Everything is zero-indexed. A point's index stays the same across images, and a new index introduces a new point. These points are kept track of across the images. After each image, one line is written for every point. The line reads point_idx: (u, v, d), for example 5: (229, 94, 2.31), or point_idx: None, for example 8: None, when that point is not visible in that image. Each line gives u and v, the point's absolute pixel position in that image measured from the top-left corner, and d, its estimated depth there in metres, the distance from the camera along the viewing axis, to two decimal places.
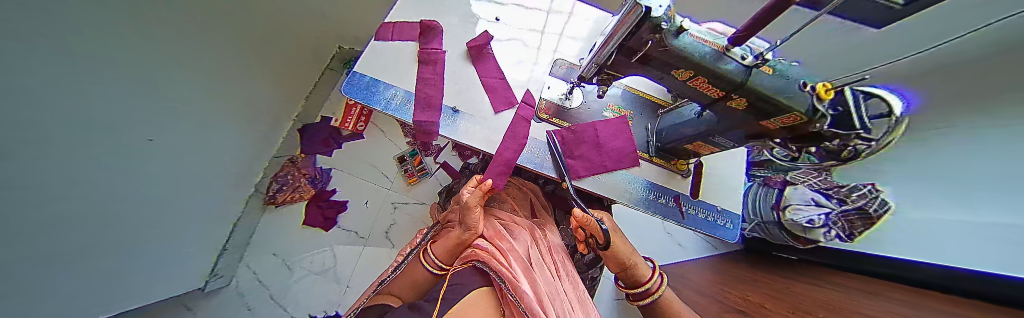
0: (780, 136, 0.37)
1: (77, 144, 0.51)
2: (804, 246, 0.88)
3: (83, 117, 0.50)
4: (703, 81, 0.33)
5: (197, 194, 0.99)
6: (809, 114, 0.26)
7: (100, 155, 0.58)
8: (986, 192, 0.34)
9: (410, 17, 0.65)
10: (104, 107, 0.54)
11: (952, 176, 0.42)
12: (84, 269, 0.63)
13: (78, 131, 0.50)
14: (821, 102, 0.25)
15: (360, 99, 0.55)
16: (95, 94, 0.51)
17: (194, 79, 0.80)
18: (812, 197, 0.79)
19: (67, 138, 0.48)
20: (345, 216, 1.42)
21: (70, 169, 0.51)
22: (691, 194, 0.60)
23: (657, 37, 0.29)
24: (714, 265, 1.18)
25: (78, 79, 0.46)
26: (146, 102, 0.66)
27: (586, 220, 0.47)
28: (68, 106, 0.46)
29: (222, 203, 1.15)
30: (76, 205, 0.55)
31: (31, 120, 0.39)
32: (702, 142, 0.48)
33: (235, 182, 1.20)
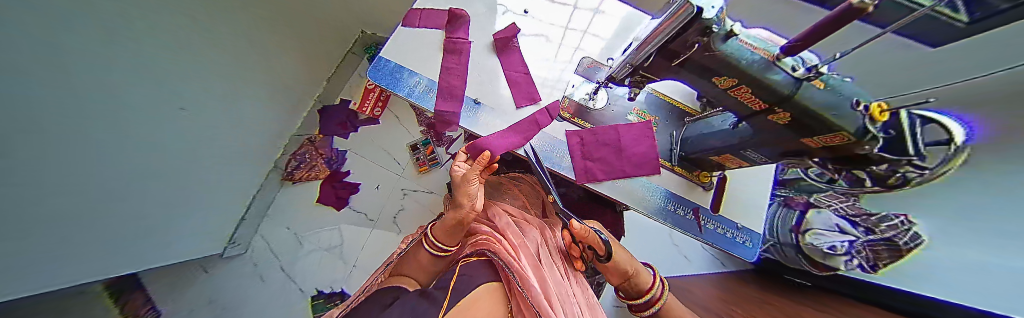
0: (820, 155, 0.35)
1: (79, 121, 0.52)
2: (821, 272, 0.85)
3: (85, 95, 0.51)
4: (746, 91, 0.31)
5: (217, 169, 1.05)
6: (858, 134, 0.25)
7: (106, 128, 0.59)
8: (1013, 235, 0.33)
9: (439, 4, 0.65)
10: (105, 85, 0.54)
11: (982, 220, 0.39)
12: (91, 235, 0.66)
13: (78, 109, 0.51)
14: (874, 123, 0.24)
15: (385, 85, 0.56)
16: (94, 74, 0.51)
17: (203, 74, 0.82)
18: (836, 223, 0.76)
19: (69, 115, 0.49)
20: (356, 197, 1.46)
21: (72, 145, 0.52)
22: (711, 208, 0.58)
23: (704, 40, 0.28)
24: (720, 281, 1.16)
25: (75, 60, 0.46)
26: (157, 81, 0.67)
27: (585, 232, 0.48)
28: (66, 86, 0.46)
29: (241, 176, 1.20)
30: (78, 177, 0.57)
31: (22, 103, 0.39)
32: (731, 155, 0.47)
33: (254, 156, 1.25)
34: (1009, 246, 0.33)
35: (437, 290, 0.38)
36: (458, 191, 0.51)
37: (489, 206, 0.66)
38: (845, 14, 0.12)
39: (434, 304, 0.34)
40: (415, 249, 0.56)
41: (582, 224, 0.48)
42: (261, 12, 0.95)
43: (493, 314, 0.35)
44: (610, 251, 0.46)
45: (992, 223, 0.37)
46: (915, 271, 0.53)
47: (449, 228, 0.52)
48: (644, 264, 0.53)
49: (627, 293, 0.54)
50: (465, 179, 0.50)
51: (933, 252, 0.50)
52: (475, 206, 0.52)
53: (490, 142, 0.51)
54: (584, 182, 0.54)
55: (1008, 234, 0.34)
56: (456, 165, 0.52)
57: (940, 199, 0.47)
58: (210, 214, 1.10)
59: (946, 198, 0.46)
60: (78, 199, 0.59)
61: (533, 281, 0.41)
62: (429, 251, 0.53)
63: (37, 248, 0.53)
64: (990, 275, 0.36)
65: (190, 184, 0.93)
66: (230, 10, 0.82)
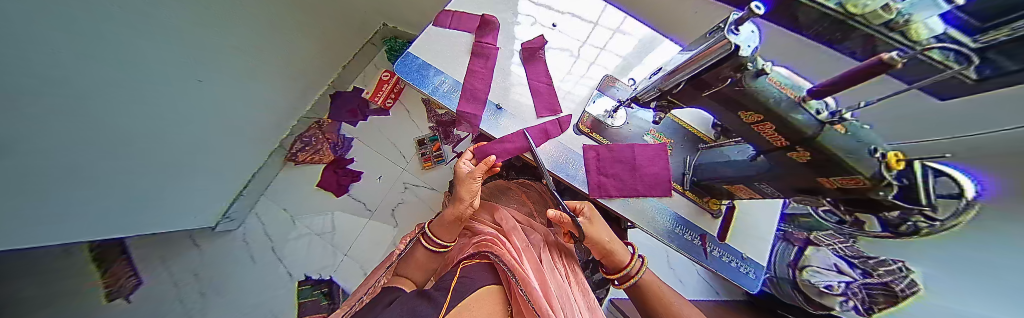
0: (832, 195, 0.36)
1: (84, 103, 0.54)
2: (816, 310, 0.87)
3: (96, 82, 0.54)
4: (770, 127, 0.32)
5: (218, 148, 1.04)
6: (874, 180, 0.26)
7: (120, 101, 0.62)
8: (1000, 296, 0.33)
9: (472, 9, 0.67)
10: (116, 65, 0.57)
11: (973, 278, 0.39)
12: (85, 202, 0.67)
13: (89, 93, 0.53)
14: (889, 171, 0.25)
15: (411, 80, 0.57)
16: (100, 59, 0.52)
17: (218, 56, 0.84)
18: (835, 263, 0.79)
19: (73, 97, 0.51)
20: (357, 186, 1.45)
21: (78, 123, 0.54)
22: (719, 236, 0.58)
23: (738, 76, 0.29)
24: (719, 310, 1.13)
25: (95, 47, 0.49)
26: (169, 61, 0.69)
27: (562, 217, 0.49)
28: (73, 70, 0.48)
29: (244, 154, 1.21)
30: (77, 148, 0.58)
31: (23, 88, 0.41)
32: (743, 187, 0.48)
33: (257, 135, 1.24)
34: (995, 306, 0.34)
35: (437, 291, 0.37)
36: (457, 189, 0.50)
37: (494, 208, 0.66)
38: (877, 67, 0.12)
39: (435, 303, 0.33)
40: (409, 248, 0.54)
41: (558, 208, 0.50)
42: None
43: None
44: (583, 230, 0.48)
45: (971, 273, 0.40)
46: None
47: (447, 225, 0.50)
48: (622, 241, 0.53)
49: (607, 268, 0.53)
50: (469, 177, 0.49)
51: (930, 302, 0.49)
52: (473, 203, 0.51)
53: (494, 148, 0.53)
54: (596, 196, 0.54)
55: (998, 296, 0.34)
56: (460, 162, 0.52)
57: (940, 256, 0.47)
58: (207, 191, 1.10)
59: (937, 250, 0.47)
60: (70, 166, 0.59)
61: (533, 283, 0.41)
62: (426, 248, 0.51)
63: (15, 210, 0.53)
64: None
65: (189, 159, 0.94)
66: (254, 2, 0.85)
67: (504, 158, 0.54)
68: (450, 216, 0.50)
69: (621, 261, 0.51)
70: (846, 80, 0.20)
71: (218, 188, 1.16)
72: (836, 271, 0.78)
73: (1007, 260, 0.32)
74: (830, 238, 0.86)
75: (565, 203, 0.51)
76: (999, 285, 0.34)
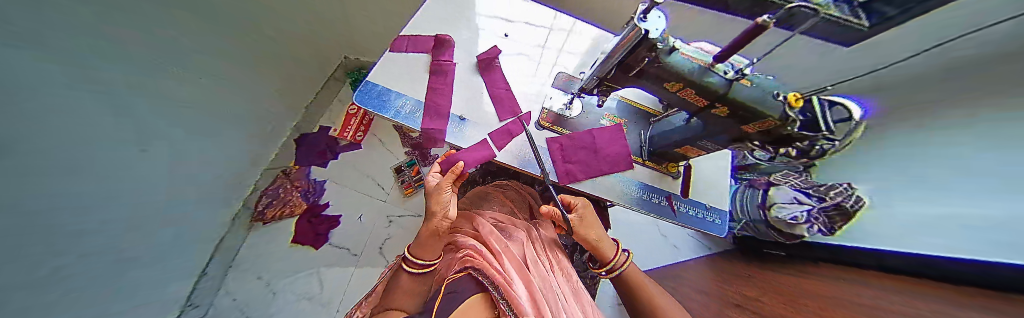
0: (757, 138, 0.43)
1: (36, 166, 0.44)
2: (788, 239, 1.04)
3: (43, 140, 0.44)
4: (691, 93, 0.37)
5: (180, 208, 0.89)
6: (783, 118, 0.34)
7: (64, 167, 0.50)
8: (965, 191, 0.41)
9: (424, 30, 0.68)
10: (64, 121, 0.47)
11: (929, 177, 0.49)
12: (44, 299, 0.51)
13: (37, 155, 0.44)
14: (792, 109, 0.33)
15: (372, 108, 0.56)
16: (49, 112, 0.43)
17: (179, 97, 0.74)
18: (793, 195, 0.94)
19: (39, 146, 0.44)
20: (337, 231, 1.37)
21: (30, 189, 0.44)
22: (681, 194, 0.64)
23: (653, 55, 0.33)
24: (718, 273, 1.19)
25: (43, 91, 0.41)
26: (120, 112, 0.59)
27: (553, 213, 0.53)
28: (24, 126, 0.39)
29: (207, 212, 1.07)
30: (38, 222, 0.48)
31: None
32: (689, 147, 0.54)
33: (225, 189, 1.13)
34: (959, 198, 0.42)
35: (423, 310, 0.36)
36: (430, 202, 0.51)
37: (473, 217, 0.67)
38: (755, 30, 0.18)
39: (422, 313, 0.32)
40: (395, 277, 0.52)
41: (548, 207, 0.53)
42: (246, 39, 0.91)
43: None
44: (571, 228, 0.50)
45: (924, 177, 0.50)
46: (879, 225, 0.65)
47: (426, 242, 0.51)
48: (604, 229, 0.54)
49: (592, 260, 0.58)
50: (437, 188, 0.51)
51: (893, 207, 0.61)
52: (447, 214, 0.53)
53: (461, 156, 0.55)
54: (567, 183, 0.57)
55: (960, 190, 0.42)
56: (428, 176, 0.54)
57: (897, 163, 0.58)
58: (174, 261, 0.96)
59: (897, 160, 0.58)
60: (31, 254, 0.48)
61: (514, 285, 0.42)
62: (408, 272, 0.51)
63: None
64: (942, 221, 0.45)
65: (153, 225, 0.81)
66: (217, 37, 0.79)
67: (473, 167, 0.54)
68: (427, 232, 0.51)
69: (607, 256, 0.53)
70: (733, 38, 0.23)
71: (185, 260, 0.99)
72: (795, 203, 0.93)
73: (967, 154, 0.41)
74: (789, 177, 1.00)
75: (557, 198, 0.53)
76: (959, 181, 0.42)
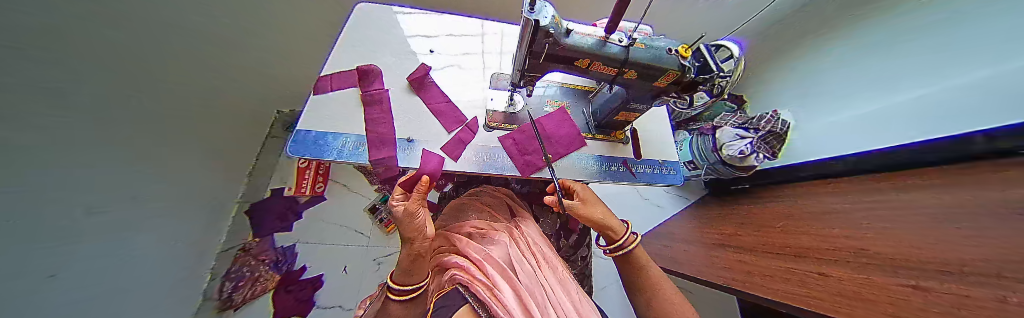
0: (671, 90, 0.48)
1: (38, 267, 0.40)
2: (748, 172, 1.20)
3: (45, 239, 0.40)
4: (598, 65, 0.41)
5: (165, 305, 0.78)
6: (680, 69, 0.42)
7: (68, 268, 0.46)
8: (959, 79, 0.60)
9: (346, 64, 0.66)
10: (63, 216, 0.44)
11: (917, 76, 0.72)
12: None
13: (39, 257, 0.40)
14: (685, 59, 0.42)
15: (312, 156, 0.53)
16: (51, 206, 0.40)
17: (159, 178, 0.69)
18: (736, 133, 1.16)
19: (39, 247, 0.40)
20: (324, 290, 1.21)
21: (38, 295, 0.40)
22: (635, 156, 0.69)
23: (551, 40, 0.37)
24: (702, 219, 1.26)
25: (40, 183, 0.38)
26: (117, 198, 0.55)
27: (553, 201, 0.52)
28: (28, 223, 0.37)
29: (180, 305, 0.90)
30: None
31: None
32: (625, 112, 0.58)
33: (198, 276, 0.98)
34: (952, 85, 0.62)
35: None
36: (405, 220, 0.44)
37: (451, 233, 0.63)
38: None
39: None
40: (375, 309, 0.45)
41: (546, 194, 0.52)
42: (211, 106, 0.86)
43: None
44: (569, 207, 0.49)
45: (907, 77, 0.75)
46: (848, 123, 0.92)
47: (410, 265, 0.41)
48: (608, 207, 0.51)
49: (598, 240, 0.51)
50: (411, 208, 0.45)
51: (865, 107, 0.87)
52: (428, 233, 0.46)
53: (427, 168, 0.53)
54: (528, 174, 0.59)
55: (954, 79, 0.61)
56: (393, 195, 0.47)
57: (891, 69, 0.80)
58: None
59: (890, 67, 0.81)
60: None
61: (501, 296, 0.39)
62: (395, 301, 0.40)
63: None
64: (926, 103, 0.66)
65: (138, 317, 0.68)
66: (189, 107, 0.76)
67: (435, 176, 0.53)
68: (413, 251, 0.43)
69: (617, 234, 0.48)
70: (617, 6, 0.28)
71: None
72: (738, 138, 1.16)
73: (957, 52, 0.62)
74: (728, 117, 1.25)
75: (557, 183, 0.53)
76: (953, 71, 0.62)
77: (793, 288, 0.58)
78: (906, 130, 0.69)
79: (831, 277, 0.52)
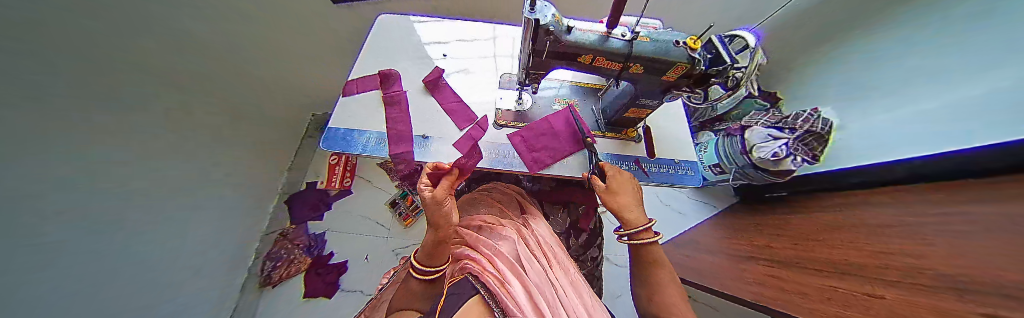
0: (683, 83, 0.47)
1: (65, 242, 0.44)
2: (782, 178, 1.09)
3: (70, 217, 0.44)
4: (602, 60, 0.42)
5: (195, 284, 0.86)
6: (690, 60, 0.41)
7: (94, 243, 0.51)
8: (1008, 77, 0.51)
9: (370, 69, 0.73)
10: (92, 197, 0.48)
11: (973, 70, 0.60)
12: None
13: (64, 233, 0.44)
14: (693, 51, 0.41)
15: (340, 149, 0.60)
16: (75, 186, 0.44)
17: (190, 169, 0.76)
18: (768, 133, 1.07)
19: (63, 225, 0.43)
20: (349, 276, 1.31)
21: (58, 267, 0.44)
22: (648, 154, 0.66)
23: (552, 37, 0.38)
24: (730, 230, 1.14)
25: (72, 164, 0.43)
26: (142, 187, 0.60)
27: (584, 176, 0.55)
28: (53, 199, 0.40)
29: (222, 282, 1.01)
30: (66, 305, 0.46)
31: (18, 208, 0.34)
32: (636, 108, 0.56)
33: (240, 257, 1.12)
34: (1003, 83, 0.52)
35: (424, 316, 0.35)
36: (433, 207, 0.46)
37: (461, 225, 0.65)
38: None
39: None
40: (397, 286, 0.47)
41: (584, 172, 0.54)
42: (233, 105, 0.93)
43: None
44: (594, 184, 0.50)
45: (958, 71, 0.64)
46: (897, 123, 0.79)
47: (430, 250, 0.44)
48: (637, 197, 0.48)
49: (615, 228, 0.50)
50: (439, 198, 0.46)
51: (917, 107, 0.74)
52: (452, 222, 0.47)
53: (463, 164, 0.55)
54: (537, 171, 0.60)
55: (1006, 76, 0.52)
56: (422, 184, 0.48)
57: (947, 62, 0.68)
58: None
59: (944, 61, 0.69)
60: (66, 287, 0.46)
61: (513, 293, 0.40)
62: (418, 278, 0.42)
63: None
64: (977, 103, 0.56)
65: (171, 291, 0.75)
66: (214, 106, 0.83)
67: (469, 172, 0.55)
68: (437, 237, 0.44)
69: (637, 224, 0.46)
70: (615, 2, 0.29)
71: None
72: (772, 139, 1.06)
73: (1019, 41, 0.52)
74: (759, 115, 1.20)
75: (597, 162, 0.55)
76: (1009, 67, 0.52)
77: (837, 309, 0.49)
78: (954, 135, 0.58)
79: (883, 299, 0.42)
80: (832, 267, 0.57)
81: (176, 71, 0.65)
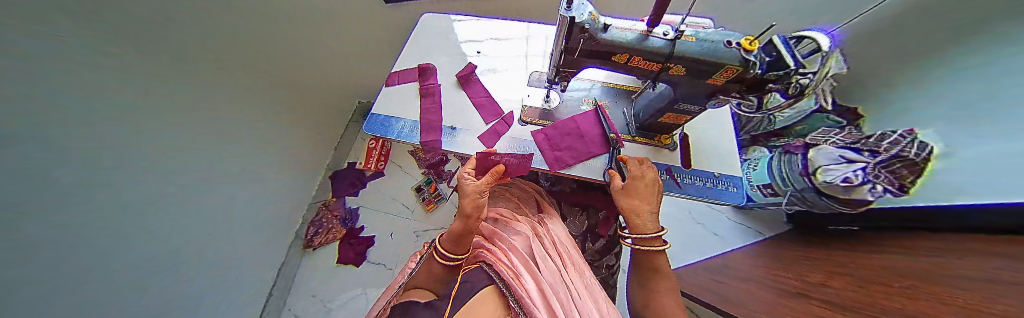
0: (731, 88, 0.43)
1: (106, 185, 0.50)
2: (856, 209, 0.93)
3: (109, 164, 0.49)
4: (639, 59, 0.40)
5: (238, 237, 1.00)
6: (744, 63, 0.37)
7: (139, 191, 0.58)
8: None
9: (410, 62, 0.79)
10: (132, 148, 0.54)
11: None
12: (118, 269, 0.57)
13: (105, 178, 0.49)
14: (749, 53, 0.37)
15: (379, 133, 0.66)
16: (113, 136, 0.49)
17: (227, 136, 0.85)
18: (840, 154, 0.88)
19: (102, 169, 0.49)
20: (374, 250, 1.45)
21: (99, 206, 0.50)
22: (683, 164, 0.61)
23: (586, 35, 0.38)
24: (774, 259, 1.00)
25: (110, 117, 0.47)
26: (181, 145, 0.68)
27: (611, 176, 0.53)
28: (91, 146, 0.45)
29: (266, 237, 1.18)
30: (108, 240, 0.53)
31: (52, 148, 0.37)
32: (672, 113, 0.52)
33: (285, 219, 1.30)
34: None
35: (440, 300, 0.39)
36: (465, 201, 0.47)
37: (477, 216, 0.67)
38: None
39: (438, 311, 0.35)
40: (422, 264, 0.53)
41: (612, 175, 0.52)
42: (259, 84, 0.99)
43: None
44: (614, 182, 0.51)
45: None
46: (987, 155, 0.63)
47: (456, 238, 0.48)
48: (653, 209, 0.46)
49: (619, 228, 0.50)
50: (477, 191, 0.47)
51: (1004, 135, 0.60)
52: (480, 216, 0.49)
53: (506, 158, 0.55)
54: (557, 170, 0.60)
55: None
56: (462, 177, 0.50)
57: None
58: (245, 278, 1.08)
59: None
60: (127, 235, 0.57)
61: (527, 288, 0.40)
62: (440, 263, 0.49)
63: (13, 296, 0.36)
64: None
65: (211, 241, 0.86)
66: (241, 78, 0.89)
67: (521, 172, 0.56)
68: (464, 230, 0.47)
69: (646, 230, 0.45)
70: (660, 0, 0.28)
71: (251, 281, 1.11)
72: (845, 162, 0.87)
73: None
74: (830, 132, 1.03)
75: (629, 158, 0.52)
76: None
77: None
78: None
79: None
80: (870, 304, 0.48)
81: (214, 45, 0.73)
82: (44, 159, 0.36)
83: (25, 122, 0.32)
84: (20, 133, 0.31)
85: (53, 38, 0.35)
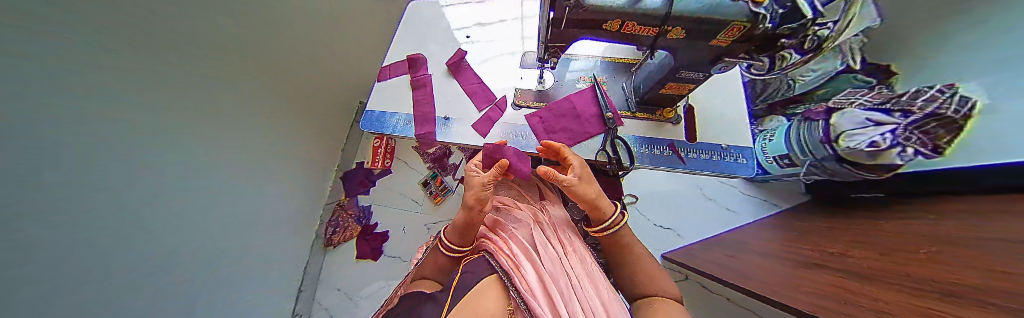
0: (737, 49, 0.40)
1: (137, 184, 0.53)
2: (882, 175, 0.87)
3: (137, 162, 0.52)
4: (632, 24, 0.37)
5: (268, 234, 1.07)
6: (753, 17, 0.33)
7: (167, 190, 0.62)
8: None
9: (398, 54, 0.77)
10: (160, 149, 0.57)
11: None
12: (153, 263, 0.61)
13: (133, 178, 0.52)
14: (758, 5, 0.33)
15: (376, 130, 0.67)
16: (139, 137, 0.52)
17: (249, 141, 0.89)
18: (866, 118, 0.80)
19: (130, 169, 0.51)
20: (390, 244, 1.51)
21: (131, 204, 0.53)
22: (687, 138, 0.58)
23: (572, 3, 0.35)
24: (790, 232, 0.96)
25: (135, 118, 0.50)
26: (207, 149, 0.72)
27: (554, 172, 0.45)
28: (115, 148, 0.47)
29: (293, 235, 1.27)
30: (141, 237, 0.57)
31: (78, 146, 0.39)
32: (674, 83, 0.50)
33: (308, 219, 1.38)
34: None
35: (441, 292, 0.40)
36: (469, 194, 0.48)
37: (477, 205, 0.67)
38: None
39: (439, 304, 0.36)
40: (427, 254, 0.56)
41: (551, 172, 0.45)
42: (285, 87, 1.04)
43: (497, 309, 0.32)
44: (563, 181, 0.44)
45: None
46: None
47: (460, 231, 0.50)
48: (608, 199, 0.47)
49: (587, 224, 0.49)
50: (482, 185, 0.48)
51: None
52: (482, 209, 0.49)
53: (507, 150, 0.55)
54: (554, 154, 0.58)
55: None
56: (468, 170, 0.52)
57: None
58: (273, 273, 1.15)
59: None
60: (127, 236, 0.53)
61: (526, 277, 0.39)
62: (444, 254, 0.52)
63: (12, 296, 0.33)
64: None
65: (241, 239, 0.91)
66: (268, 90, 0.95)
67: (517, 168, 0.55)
68: (467, 221, 0.48)
69: (605, 214, 0.46)
70: None
71: (282, 275, 1.20)
72: (872, 125, 0.78)
73: None
74: (857, 95, 0.95)
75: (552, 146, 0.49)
76: None
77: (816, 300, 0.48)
78: None
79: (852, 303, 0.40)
80: (893, 271, 0.45)
81: (234, 54, 0.76)
82: (38, 155, 0.33)
83: (50, 118, 0.34)
84: (45, 128, 0.33)
85: (84, 42, 0.37)
